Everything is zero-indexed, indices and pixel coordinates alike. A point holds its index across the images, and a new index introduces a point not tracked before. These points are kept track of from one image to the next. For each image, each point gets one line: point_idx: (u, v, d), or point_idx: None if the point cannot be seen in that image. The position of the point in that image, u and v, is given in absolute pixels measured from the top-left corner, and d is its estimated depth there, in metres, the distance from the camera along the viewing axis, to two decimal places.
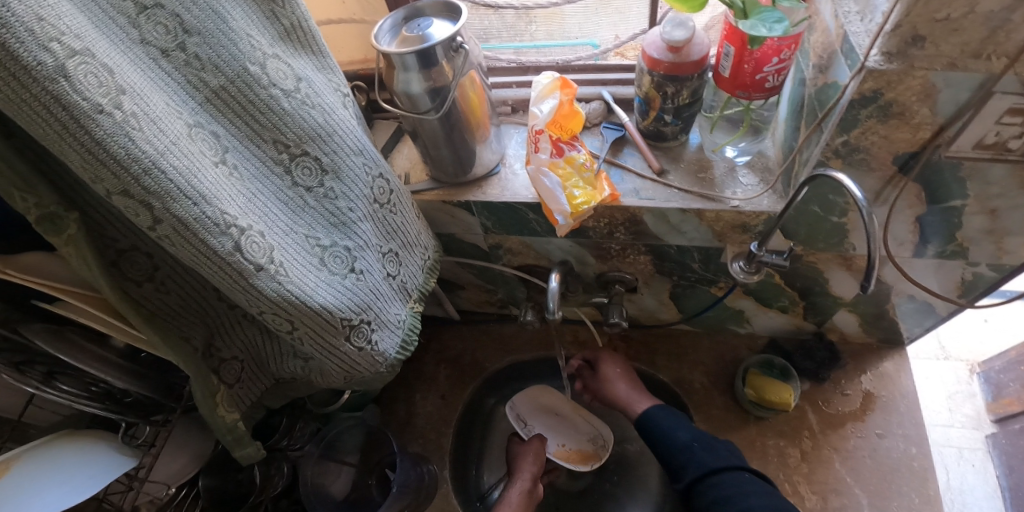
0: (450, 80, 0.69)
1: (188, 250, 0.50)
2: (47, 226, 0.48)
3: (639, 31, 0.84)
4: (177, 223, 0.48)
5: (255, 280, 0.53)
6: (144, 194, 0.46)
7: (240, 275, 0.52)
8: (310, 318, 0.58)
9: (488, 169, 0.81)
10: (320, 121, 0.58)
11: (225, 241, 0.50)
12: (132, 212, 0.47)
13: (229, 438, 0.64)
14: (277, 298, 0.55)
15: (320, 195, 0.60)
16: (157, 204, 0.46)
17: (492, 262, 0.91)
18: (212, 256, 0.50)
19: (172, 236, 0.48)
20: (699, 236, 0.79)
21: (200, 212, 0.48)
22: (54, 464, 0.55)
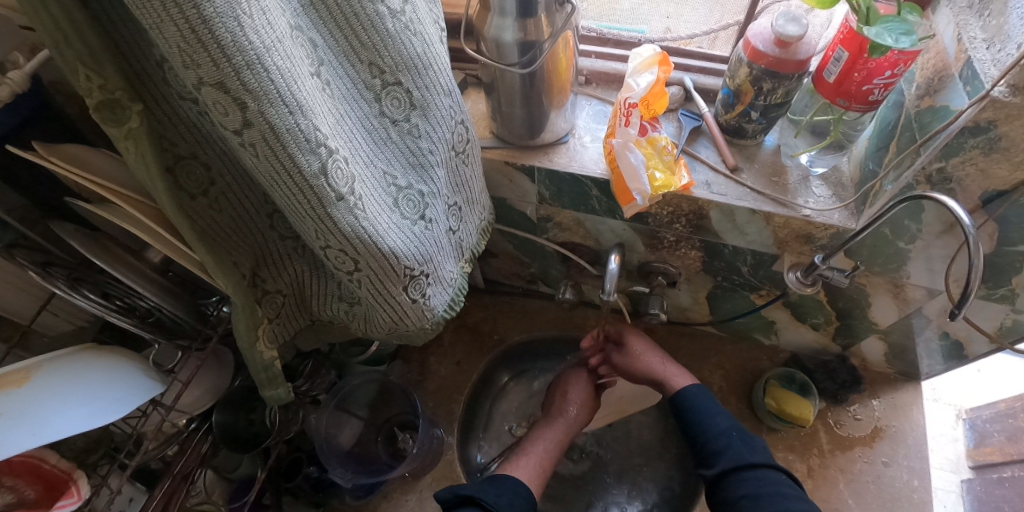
0: (545, 38, 0.64)
1: (271, 163, 0.44)
2: (105, 114, 0.42)
3: (700, 30, 0.79)
4: (267, 131, 0.42)
5: (334, 211, 0.48)
6: (240, 91, 0.40)
7: (319, 201, 0.47)
8: (376, 260, 0.54)
9: (557, 138, 0.77)
10: (420, 50, 0.52)
11: (312, 160, 0.45)
12: (219, 109, 0.41)
13: (264, 376, 0.61)
14: (350, 233, 0.50)
15: (404, 131, 0.56)
16: (252, 105, 0.41)
17: (537, 234, 0.88)
18: (296, 175, 0.45)
19: (258, 145, 0.43)
20: (759, 240, 0.77)
21: (295, 124, 0.43)
22: (77, 376, 0.54)
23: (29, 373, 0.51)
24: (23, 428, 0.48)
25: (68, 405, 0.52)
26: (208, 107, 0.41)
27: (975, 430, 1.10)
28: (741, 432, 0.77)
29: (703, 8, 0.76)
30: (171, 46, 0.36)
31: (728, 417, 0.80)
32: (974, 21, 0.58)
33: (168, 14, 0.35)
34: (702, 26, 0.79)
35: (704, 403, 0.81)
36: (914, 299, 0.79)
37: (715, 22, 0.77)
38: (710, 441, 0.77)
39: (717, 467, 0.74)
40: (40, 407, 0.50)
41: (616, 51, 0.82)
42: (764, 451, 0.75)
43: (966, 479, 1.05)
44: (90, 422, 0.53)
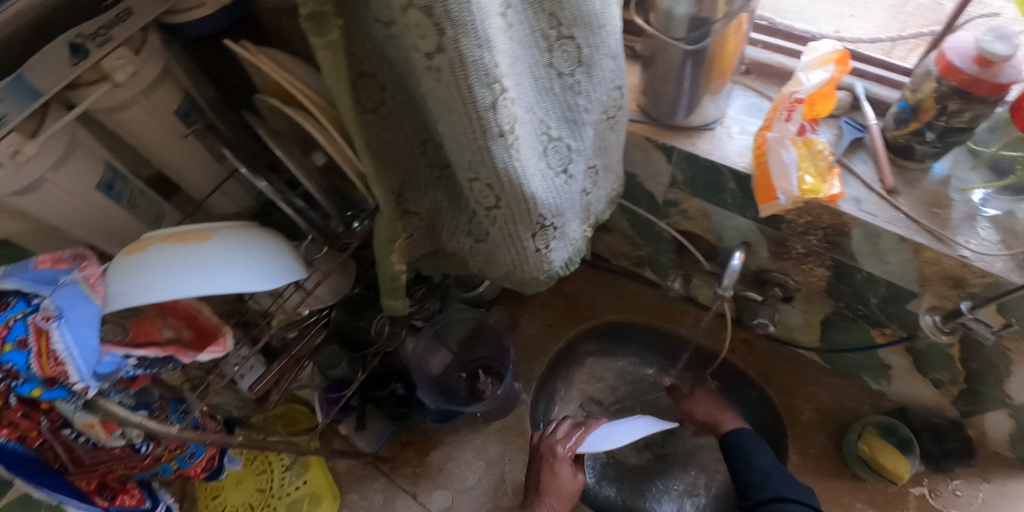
0: (717, 17, 0.62)
1: (451, 91, 0.48)
2: (311, 25, 0.46)
3: (871, 37, 0.75)
4: (456, 59, 0.45)
5: (493, 146, 0.52)
6: (443, 18, 0.42)
7: (483, 134, 0.51)
8: (516, 203, 0.57)
9: (704, 123, 0.76)
10: (597, 10, 0.54)
11: (486, 94, 0.48)
12: (417, 31, 0.44)
13: (389, 286, 0.68)
14: (502, 170, 0.54)
15: (566, 86, 0.58)
16: (449, 33, 0.44)
17: (656, 217, 0.88)
18: (470, 106, 0.48)
19: (444, 71, 0.46)
20: (899, 273, 0.72)
21: (481, 57, 0.46)
22: (238, 245, 0.61)
23: (210, 235, 0.60)
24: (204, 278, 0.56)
25: (226, 265, 0.59)
26: (409, 28, 0.44)
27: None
28: (781, 472, 0.80)
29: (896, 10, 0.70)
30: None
31: (771, 456, 0.84)
32: None
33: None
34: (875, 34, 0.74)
35: (750, 442, 0.86)
36: None
37: (889, 31, 0.73)
38: (749, 475, 0.82)
39: (754, 499, 0.79)
40: (216, 261, 0.58)
41: (786, 44, 0.77)
42: (805, 493, 0.78)
43: None
44: (241, 286, 0.59)
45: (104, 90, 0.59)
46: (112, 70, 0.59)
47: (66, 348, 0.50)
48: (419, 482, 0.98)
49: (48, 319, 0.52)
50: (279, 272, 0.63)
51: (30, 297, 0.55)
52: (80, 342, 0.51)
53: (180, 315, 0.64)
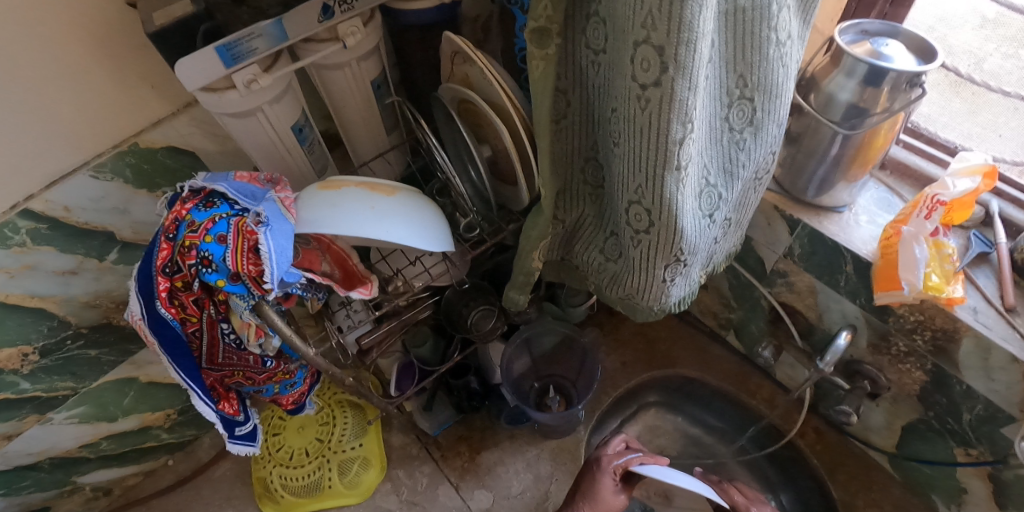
0: (878, 109, 0.67)
1: (650, 124, 0.54)
2: (534, 36, 0.56)
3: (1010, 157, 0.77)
4: (667, 96, 0.51)
5: (668, 178, 0.57)
6: (670, 57, 0.48)
7: (664, 167, 0.56)
8: (667, 234, 0.63)
9: (834, 206, 0.81)
10: (779, 80, 0.60)
11: (679, 132, 0.54)
12: (642, 65, 0.50)
13: (521, 279, 0.74)
14: (667, 202, 0.59)
15: (732, 141, 0.64)
16: (671, 71, 0.49)
17: (760, 284, 0.92)
18: (662, 140, 0.54)
19: (652, 104, 0.52)
20: (1004, 393, 0.72)
21: (688, 100, 0.51)
22: (413, 206, 0.65)
23: (394, 190, 0.65)
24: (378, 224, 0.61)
25: (398, 222, 0.62)
26: (636, 62, 0.50)
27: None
28: None
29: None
30: (645, 12, 0.46)
31: None
32: None
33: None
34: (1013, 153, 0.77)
35: None
36: None
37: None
38: None
39: None
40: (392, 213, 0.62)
41: (927, 148, 0.81)
42: None
43: None
44: (407, 241, 0.62)
45: (331, 47, 0.69)
46: (345, 34, 0.68)
47: (268, 251, 0.56)
48: (464, 477, 1.01)
49: (256, 224, 0.57)
50: (442, 238, 0.66)
51: (234, 203, 0.61)
52: (278, 250, 0.57)
53: (334, 254, 0.70)
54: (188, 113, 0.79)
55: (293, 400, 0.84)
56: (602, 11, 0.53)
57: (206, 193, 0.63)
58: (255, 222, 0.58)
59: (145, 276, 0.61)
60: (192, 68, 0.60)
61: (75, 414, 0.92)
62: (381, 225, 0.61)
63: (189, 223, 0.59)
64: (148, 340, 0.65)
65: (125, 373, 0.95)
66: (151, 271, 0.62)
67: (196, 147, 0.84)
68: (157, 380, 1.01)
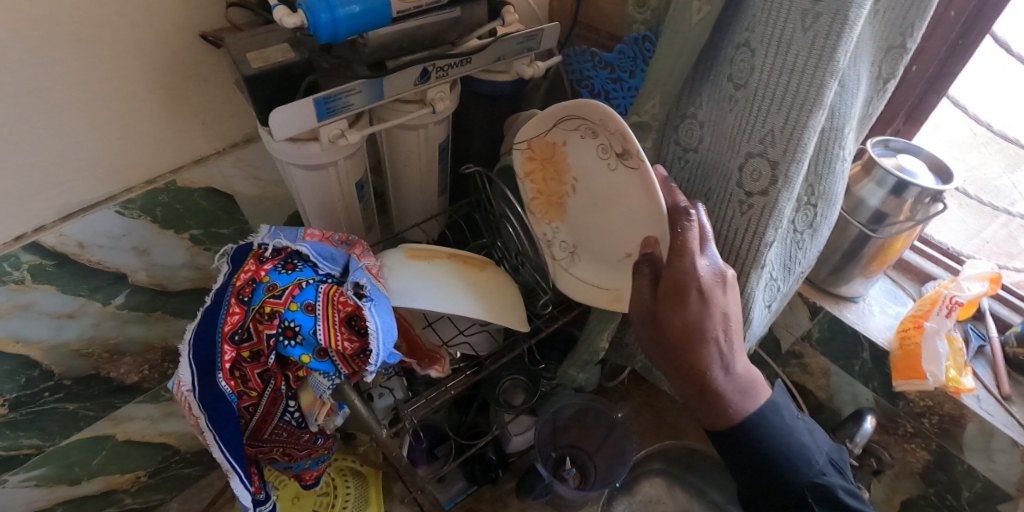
0: (901, 216, 0.77)
1: (747, 224, 0.60)
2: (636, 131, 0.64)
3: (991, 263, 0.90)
4: (770, 204, 0.57)
5: (751, 274, 0.63)
6: (781, 172, 0.55)
7: (751, 264, 0.62)
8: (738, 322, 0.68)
9: (850, 295, 0.89)
10: (837, 193, 0.68)
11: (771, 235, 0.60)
12: (752, 175, 0.57)
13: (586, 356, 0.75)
14: (745, 294, 0.65)
15: (792, 240, 0.71)
16: (778, 183, 0.55)
17: (774, 362, 0.98)
18: (756, 241, 0.60)
19: (755, 209, 0.58)
20: (1003, 474, 0.80)
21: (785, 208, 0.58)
22: (503, 282, 0.66)
23: (485, 265, 0.66)
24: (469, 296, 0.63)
25: (493, 299, 0.64)
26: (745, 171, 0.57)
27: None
28: None
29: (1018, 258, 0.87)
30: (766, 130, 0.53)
31: None
32: None
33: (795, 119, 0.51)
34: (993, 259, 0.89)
35: None
36: None
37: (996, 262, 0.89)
38: None
39: None
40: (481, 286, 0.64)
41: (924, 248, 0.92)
42: None
43: None
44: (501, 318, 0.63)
45: (419, 111, 0.70)
46: (435, 99, 0.70)
47: (376, 328, 0.53)
48: None
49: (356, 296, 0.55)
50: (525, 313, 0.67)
51: (316, 267, 0.58)
52: (384, 327, 0.54)
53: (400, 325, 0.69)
54: (233, 154, 0.74)
55: (314, 476, 0.75)
56: (702, 117, 0.61)
57: (285, 254, 0.59)
58: (354, 294, 0.56)
59: (203, 344, 0.55)
60: (287, 118, 0.58)
61: (33, 476, 0.80)
62: (479, 303, 0.62)
63: (268, 286, 0.55)
64: (190, 414, 0.57)
65: (101, 431, 0.83)
66: (213, 336, 0.55)
67: (234, 191, 0.78)
68: (134, 439, 0.89)
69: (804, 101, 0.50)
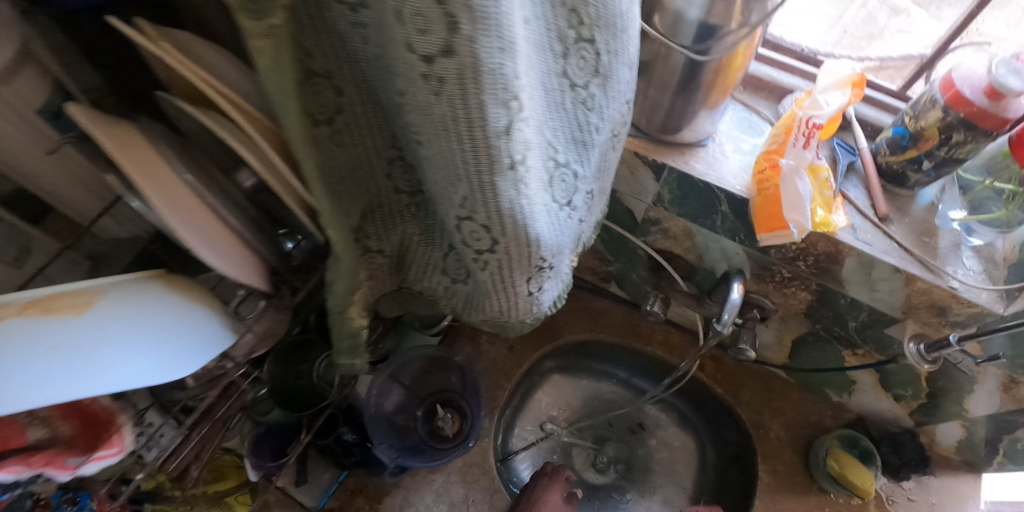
0: (733, 24, 0.54)
1: (452, 110, 0.34)
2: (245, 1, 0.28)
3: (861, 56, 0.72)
4: (470, 66, 0.32)
5: (499, 180, 0.39)
6: (459, 7, 0.29)
7: (490, 166, 0.38)
8: (515, 246, 0.46)
9: (696, 140, 0.69)
10: (625, 7, 0.42)
11: (500, 116, 0.35)
12: (418, 25, 0.30)
13: (347, 346, 0.54)
14: (505, 209, 0.41)
15: (580, 100, 0.45)
16: (465, 28, 0.30)
17: (634, 236, 0.82)
18: (478, 129, 0.35)
19: (451, 84, 0.32)
20: (887, 300, 0.70)
21: (501, 65, 0.33)
22: (153, 311, 0.44)
23: (106, 299, 0.42)
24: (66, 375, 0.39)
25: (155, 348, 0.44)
26: (405, 21, 0.30)
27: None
28: None
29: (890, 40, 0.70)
30: None
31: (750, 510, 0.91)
32: None
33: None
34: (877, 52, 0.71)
35: None
36: None
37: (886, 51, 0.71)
38: None
39: None
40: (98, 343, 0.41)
41: (775, 55, 0.73)
42: None
43: None
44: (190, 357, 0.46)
45: None
46: None
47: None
48: None
49: None
50: (217, 327, 0.49)
51: None
52: None
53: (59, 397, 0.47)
54: None
55: None
56: None
57: None
58: None
59: None
60: None
61: None
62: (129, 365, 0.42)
63: None
64: None
65: None
66: None
67: None
68: None
69: None
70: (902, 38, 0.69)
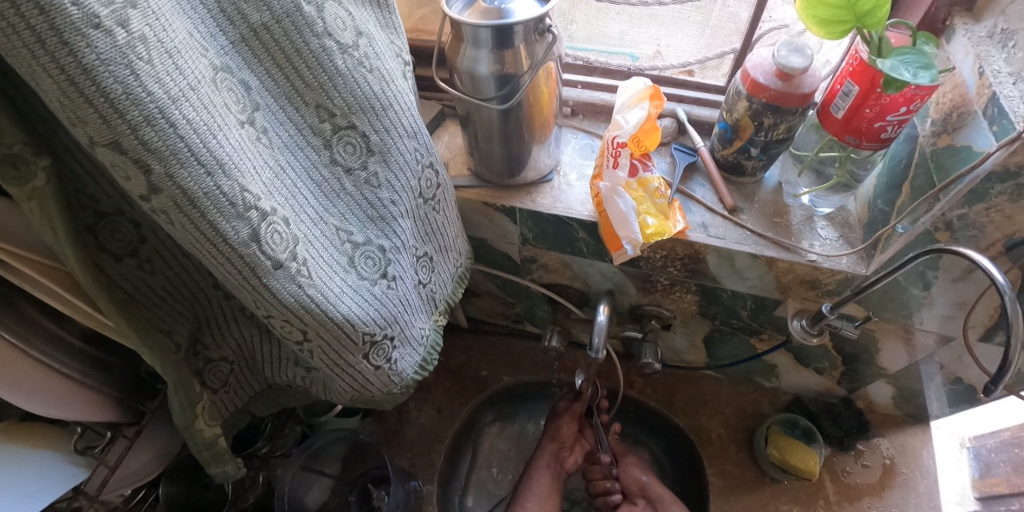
0: (524, 70, 0.57)
1: (190, 234, 0.38)
2: (5, 171, 0.35)
3: (685, 61, 0.77)
4: (179, 195, 0.35)
5: (270, 280, 0.42)
6: (141, 152, 0.33)
7: (252, 271, 0.40)
8: (327, 330, 0.47)
9: (541, 175, 0.71)
10: (376, 89, 0.46)
11: (240, 227, 0.39)
12: (119, 171, 0.34)
13: (206, 456, 0.54)
14: (293, 304, 0.44)
15: (361, 180, 0.49)
16: (157, 167, 0.34)
17: (520, 276, 0.82)
18: (220, 243, 0.38)
19: (171, 212, 0.36)
20: (760, 285, 0.71)
21: (214, 185, 0.36)
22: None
23: None
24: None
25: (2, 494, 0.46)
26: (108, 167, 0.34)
27: (979, 459, 0.89)
28: None
29: (690, 32, 0.73)
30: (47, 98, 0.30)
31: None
32: (997, 53, 0.54)
33: (42, 65, 0.29)
34: (694, 54, 0.76)
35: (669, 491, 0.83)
36: (925, 345, 0.74)
37: (703, 50, 0.74)
38: None
39: None
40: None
41: (604, 81, 0.78)
42: None
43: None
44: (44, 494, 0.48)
45: None
46: None
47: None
48: None
49: None
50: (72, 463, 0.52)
51: None
52: None
53: None
54: None
55: None
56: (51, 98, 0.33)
57: None
58: None
59: None
60: None
61: None
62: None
63: None
64: None
65: None
66: None
67: None
68: None
69: (38, 33, 0.28)
70: (715, 35, 0.72)
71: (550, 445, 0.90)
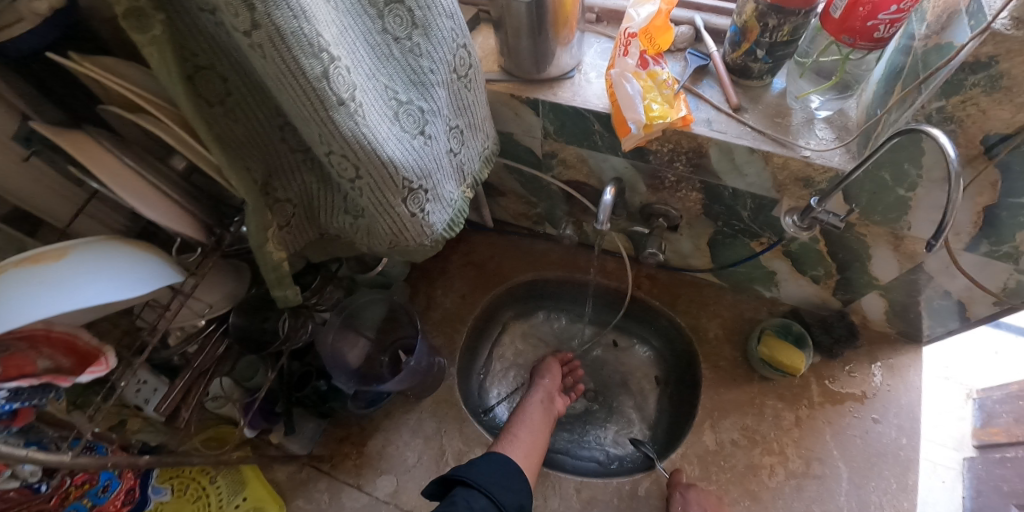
0: None
1: (278, 68, 0.47)
2: (132, 22, 0.44)
3: None
4: (272, 31, 0.45)
5: (335, 115, 0.52)
6: None
7: (322, 104, 0.51)
8: (377, 168, 0.58)
9: (563, 72, 0.79)
10: None
11: (315, 66, 0.48)
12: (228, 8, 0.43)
13: (273, 276, 0.65)
14: (351, 139, 0.54)
15: (406, 49, 0.59)
16: (259, 6, 0.43)
17: (542, 172, 0.91)
18: (300, 78, 0.48)
19: (265, 47, 0.46)
20: (759, 183, 0.78)
21: (298, 26, 0.46)
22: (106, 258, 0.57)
23: (65, 251, 0.55)
24: (62, 295, 0.52)
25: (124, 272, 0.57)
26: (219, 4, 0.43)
27: (983, 409, 1.16)
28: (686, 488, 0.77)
29: None
30: None
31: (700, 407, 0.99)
32: None
33: None
34: None
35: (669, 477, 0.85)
36: (914, 253, 0.80)
37: None
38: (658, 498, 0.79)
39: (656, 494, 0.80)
40: (84, 268, 0.55)
41: None
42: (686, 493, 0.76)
43: (968, 457, 1.11)
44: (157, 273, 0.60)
45: None
46: None
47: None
48: (361, 474, 0.97)
49: None
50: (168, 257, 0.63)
51: None
52: None
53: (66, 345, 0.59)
54: None
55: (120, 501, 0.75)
56: None
57: None
58: None
59: None
60: None
61: None
62: (113, 274, 0.56)
63: None
64: None
65: None
66: None
67: None
68: None
69: None
70: None
71: (541, 385, 1.02)
